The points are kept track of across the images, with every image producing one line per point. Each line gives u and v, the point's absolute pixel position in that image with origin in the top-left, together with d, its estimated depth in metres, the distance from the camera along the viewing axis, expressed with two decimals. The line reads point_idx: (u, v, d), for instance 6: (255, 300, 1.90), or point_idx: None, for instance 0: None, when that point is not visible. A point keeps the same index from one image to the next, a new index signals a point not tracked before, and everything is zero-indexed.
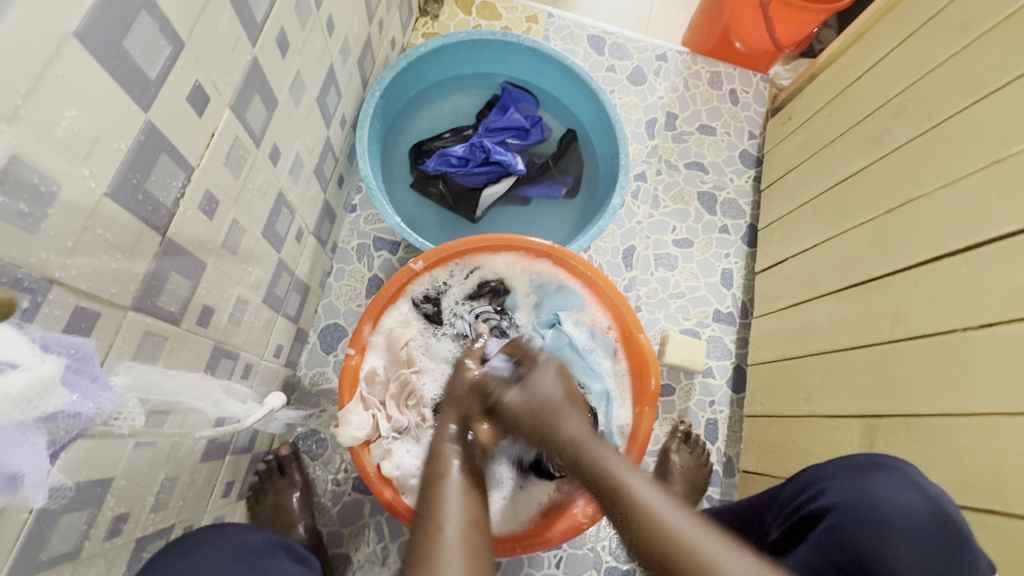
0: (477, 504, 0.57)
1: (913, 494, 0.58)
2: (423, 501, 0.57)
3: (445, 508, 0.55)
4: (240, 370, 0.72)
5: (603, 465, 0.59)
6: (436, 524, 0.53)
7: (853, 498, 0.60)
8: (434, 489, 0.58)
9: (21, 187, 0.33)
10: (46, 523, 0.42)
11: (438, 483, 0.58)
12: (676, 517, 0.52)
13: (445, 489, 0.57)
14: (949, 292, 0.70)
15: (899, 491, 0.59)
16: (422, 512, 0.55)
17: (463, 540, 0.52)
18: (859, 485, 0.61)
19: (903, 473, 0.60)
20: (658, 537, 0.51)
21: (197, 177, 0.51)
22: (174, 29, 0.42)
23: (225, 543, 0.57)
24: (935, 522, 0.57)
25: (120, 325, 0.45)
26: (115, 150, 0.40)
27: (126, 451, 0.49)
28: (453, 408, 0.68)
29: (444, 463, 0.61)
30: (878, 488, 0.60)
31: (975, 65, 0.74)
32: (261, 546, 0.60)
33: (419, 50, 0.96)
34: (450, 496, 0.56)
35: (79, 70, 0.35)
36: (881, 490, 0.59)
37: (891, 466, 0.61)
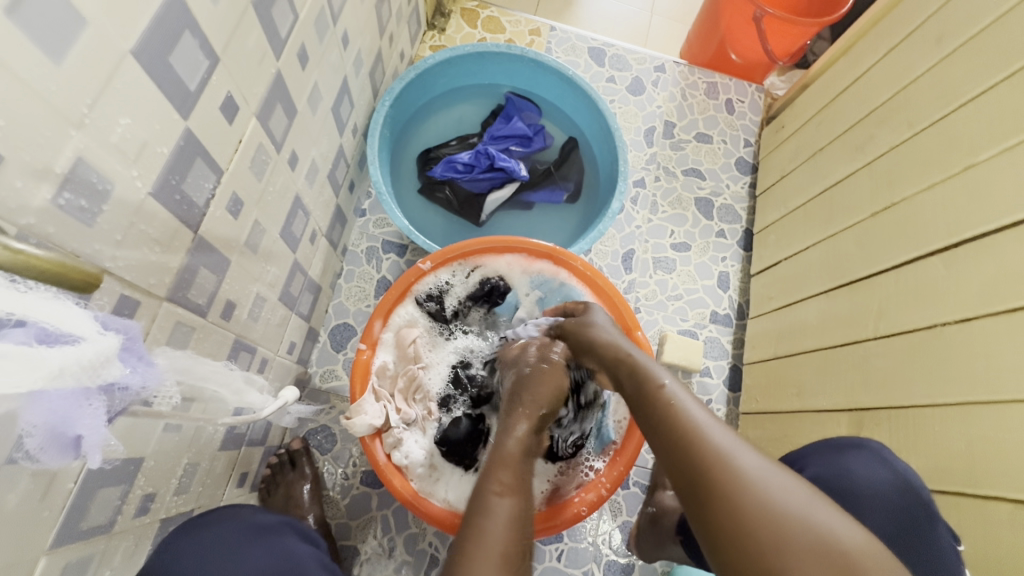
0: (528, 520, 0.53)
1: (881, 468, 0.64)
2: (471, 510, 0.52)
3: (493, 531, 0.50)
4: (256, 363, 0.76)
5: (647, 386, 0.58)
6: (486, 536, 0.49)
7: (829, 473, 0.64)
8: (488, 497, 0.53)
9: (82, 186, 0.38)
10: (87, 493, 0.46)
11: (492, 495, 0.53)
12: (716, 429, 0.50)
13: (498, 501, 0.53)
14: (929, 290, 0.73)
15: (870, 467, 0.64)
16: (471, 519, 0.52)
17: (509, 561, 0.48)
18: (832, 461, 0.65)
19: (871, 450, 0.66)
20: (700, 452, 0.48)
21: (225, 179, 0.56)
22: (211, 45, 0.47)
23: (237, 520, 0.61)
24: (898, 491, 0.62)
25: (156, 314, 0.49)
26: (158, 154, 0.45)
27: (157, 433, 0.53)
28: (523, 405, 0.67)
29: (499, 470, 0.56)
30: (852, 464, 0.64)
31: (952, 76, 0.78)
32: (271, 524, 0.64)
33: (427, 62, 1.01)
34: (500, 517, 0.51)
35: (132, 82, 0.40)
36: (856, 466, 0.64)
37: (863, 445, 0.67)
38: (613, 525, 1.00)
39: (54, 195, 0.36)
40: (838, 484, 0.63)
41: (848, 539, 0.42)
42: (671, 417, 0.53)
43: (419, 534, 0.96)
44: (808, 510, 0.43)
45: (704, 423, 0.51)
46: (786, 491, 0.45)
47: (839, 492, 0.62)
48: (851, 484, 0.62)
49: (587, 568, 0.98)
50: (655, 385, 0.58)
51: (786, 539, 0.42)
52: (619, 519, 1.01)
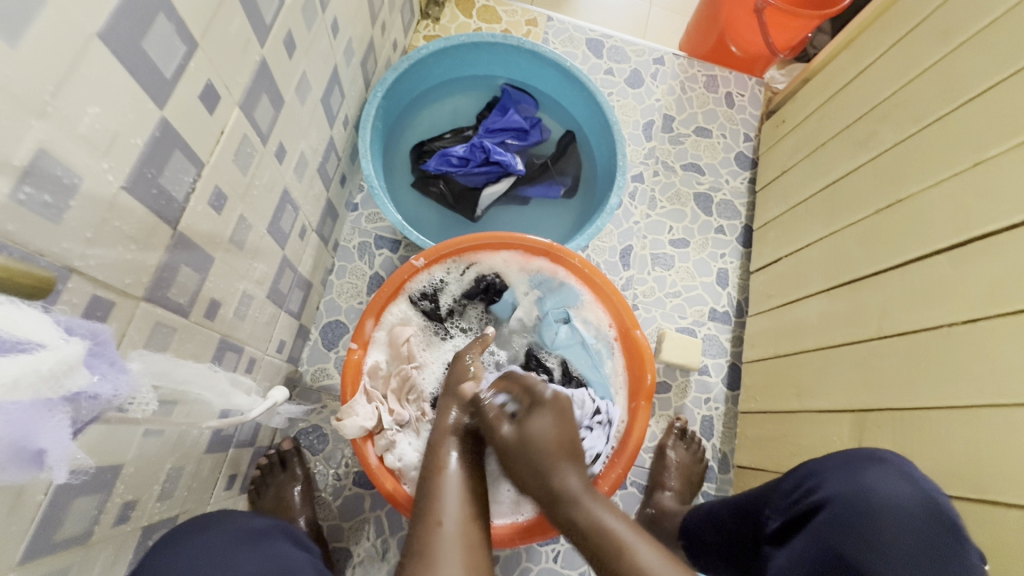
0: (473, 493, 0.59)
1: (904, 485, 0.60)
2: (422, 492, 0.59)
3: (442, 505, 0.57)
4: (244, 364, 0.74)
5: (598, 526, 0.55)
6: (433, 513, 0.56)
7: (847, 489, 0.61)
8: (433, 478, 0.60)
9: (46, 179, 0.35)
10: (61, 504, 0.43)
11: (437, 475, 0.61)
12: (642, 552, 0.51)
13: (444, 480, 0.60)
14: (933, 290, 0.71)
15: (891, 482, 0.60)
16: (421, 502, 0.58)
17: (459, 533, 0.54)
18: (852, 477, 0.62)
19: (894, 466, 0.62)
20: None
21: (207, 172, 0.53)
22: (189, 29, 0.44)
23: (229, 526, 0.59)
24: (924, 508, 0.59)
25: (132, 315, 0.46)
26: (132, 146, 0.42)
27: (136, 439, 0.51)
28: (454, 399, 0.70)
29: (443, 454, 0.63)
30: (872, 481, 0.61)
31: (959, 70, 0.76)
32: (262, 528, 0.62)
33: (421, 53, 0.98)
34: (447, 496, 0.58)
35: (101, 68, 0.37)
36: (876, 483, 0.61)
37: (884, 458, 0.63)
38: None
39: (13, 189, 0.33)
40: (859, 501, 0.60)
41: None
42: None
43: None
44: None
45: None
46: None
47: (859, 511, 0.59)
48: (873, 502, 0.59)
49: (584, 570, 0.96)
50: (603, 529, 0.54)
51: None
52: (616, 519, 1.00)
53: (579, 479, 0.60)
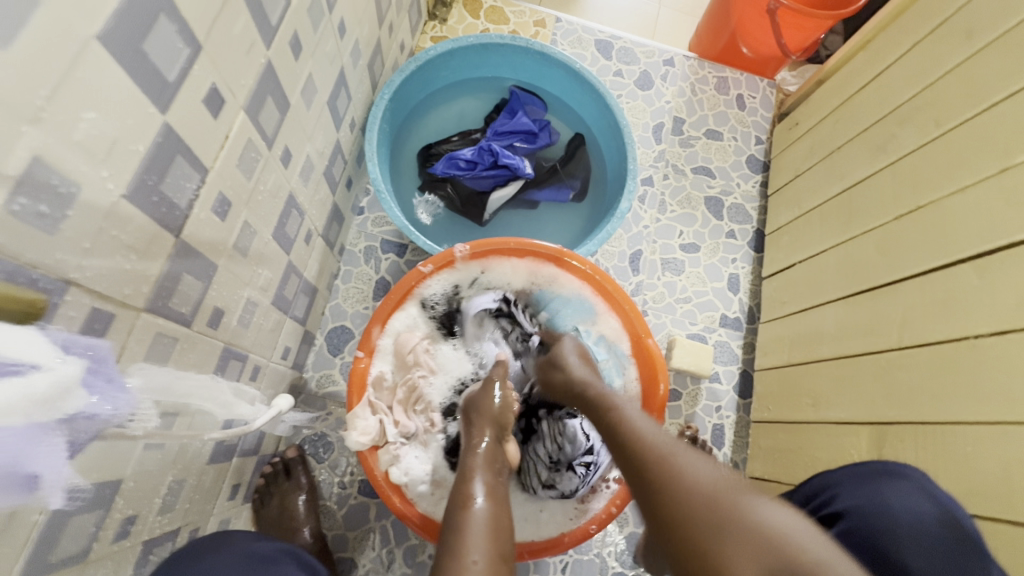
0: (502, 524, 0.55)
1: (921, 499, 0.58)
2: (448, 526, 0.54)
3: (470, 536, 0.52)
4: (248, 372, 0.72)
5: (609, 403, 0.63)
6: (463, 547, 0.50)
7: (863, 503, 0.60)
8: (460, 512, 0.56)
9: (41, 188, 0.34)
10: (56, 524, 0.42)
11: (463, 509, 0.56)
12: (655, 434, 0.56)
13: (471, 514, 0.55)
14: (959, 298, 0.69)
15: (907, 498, 0.58)
16: (448, 532, 0.53)
17: (490, 567, 0.49)
18: (869, 492, 0.60)
19: (913, 481, 0.60)
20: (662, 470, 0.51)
21: (211, 178, 0.51)
22: (192, 31, 0.43)
23: (233, 550, 0.58)
24: (943, 527, 0.56)
25: (133, 326, 0.45)
26: (132, 152, 0.40)
27: (136, 453, 0.49)
28: (486, 420, 0.71)
29: (470, 486, 0.59)
30: (889, 496, 0.59)
31: (984, 71, 0.74)
32: (271, 554, 0.60)
33: (428, 54, 0.96)
34: (476, 527, 0.53)
35: (98, 73, 0.35)
36: (893, 498, 0.59)
37: (904, 473, 0.61)
38: (620, 536, 0.97)
39: (6, 200, 0.31)
40: (877, 518, 0.58)
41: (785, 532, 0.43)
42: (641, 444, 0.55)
43: (418, 546, 0.92)
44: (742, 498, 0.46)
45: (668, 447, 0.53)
46: (707, 476, 0.49)
47: (879, 528, 0.57)
48: (891, 520, 0.57)
49: None
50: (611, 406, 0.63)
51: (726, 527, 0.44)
52: (626, 530, 0.98)
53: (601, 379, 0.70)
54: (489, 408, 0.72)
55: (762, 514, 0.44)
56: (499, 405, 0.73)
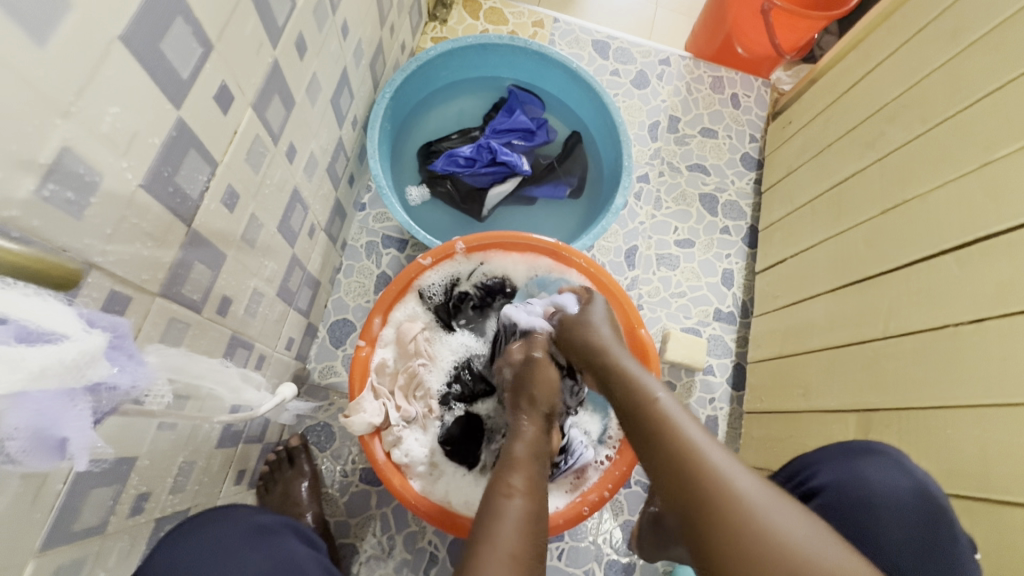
0: (540, 522, 0.56)
1: (897, 474, 0.60)
2: (483, 512, 0.56)
3: (504, 528, 0.53)
4: (254, 360, 0.75)
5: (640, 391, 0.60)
6: (496, 538, 0.52)
7: (843, 477, 0.62)
8: (500, 500, 0.57)
9: (69, 177, 0.36)
10: (79, 494, 0.44)
11: (503, 497, 0.57)
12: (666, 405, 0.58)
13: (508, 505, 0.56)
14: (941, 289, 0.71)
15: (885, 472, 0.61)
16: (483, 520, 0.55)
17: (523, 560, 0.51)
18: (846, 467, 0.63)
19: (888, 456, 0.63)
20: (701, 471, 0.50)
21: (221, 172, 0.54)
22: (206, 32, 0.45)
23: (238, 521, 0.60)
24: (917, 498, 0.59)
25: (149, 310, 0.47)
26: (150, 145, 0.43)
27: (150, 432, 0.52)
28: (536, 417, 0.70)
29: (512, 475, 0.60)
30: (867, 471, 0.61)
31: (967, 69, 0.77)
32: (272, 525, 0.63)
33: (429, 54, 0.99)
34: (511, 518, 0.54)
35: (122, 71, 0.38)
36: (870, 473, 0.61)
37: (879, 449, 0.63)
38: (615, 524, 1.00)
39: (38, 186, 0.34)
40: (855, 492, 0.60)
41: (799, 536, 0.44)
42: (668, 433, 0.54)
43: (418, 532, 0.95)
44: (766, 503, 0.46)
45: (695, 439, 0.53)
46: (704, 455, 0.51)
47: (858, 501, 0.59)
48: (869, 492, 0.60)
49: (588, 568, 0.97)
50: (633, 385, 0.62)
51: (741, 533, 0.45)
52: (621, 518, 1.00)
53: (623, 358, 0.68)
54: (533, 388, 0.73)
55: (777, 519, 0.45)
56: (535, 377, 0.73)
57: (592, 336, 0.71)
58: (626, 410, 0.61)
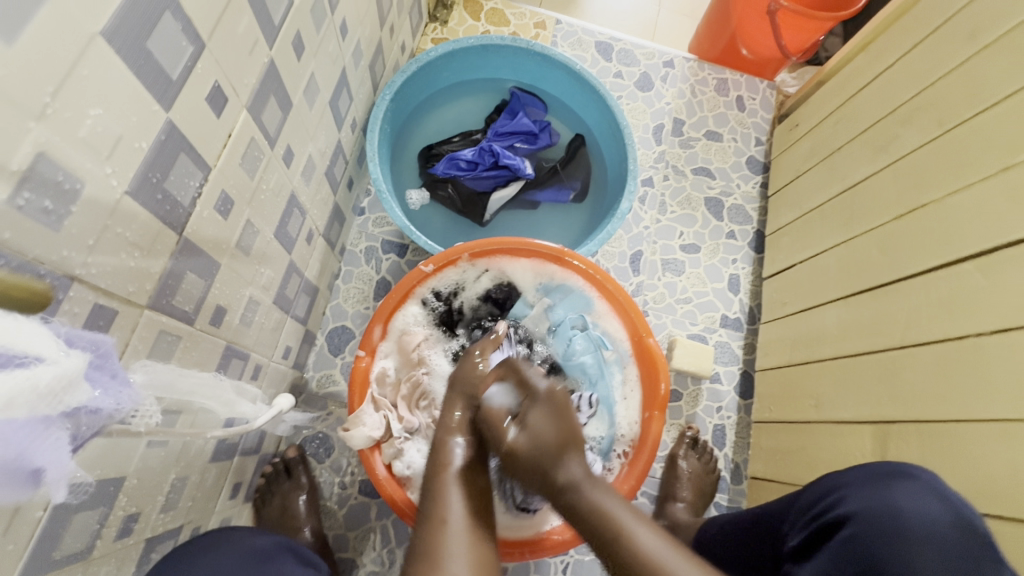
0: (480, 488, 0.57)
1: (935, 504, 0.56)
2: (427, 495, 0.56)
3: (449, 506, 0.54)
4: (249, 371, 0.72)
5: (603, 511, 0.53)
6: (442, 516, 0.53)
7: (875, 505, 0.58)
8: (438, 478, 0.57)
9: (46, 184, 0.34)
10: (60, 521, 0.42)
11: (440, 474, 0.58)
12: (670, 562, 0.48)
13: (449, 482, 0.56)
14: (958, 298, 0.69)
15: (921, 500, 0.56)
16: (426, 502, 0.55)
17: (467, 533, 0.51)
18: (881, 494, 0.58)
19: (920, 482, 0.58)
20: None
21: (213, 177, 0.51)
22: (196, 30, 0.43)
23: (230, 551, 0.57)
24: (957, 530, 0.54)
25: (136, 323, 0.45)
26: (136, 149, 0.40)
27: (138, 451, 0.49)
28: (460, 394, 0.69)
29: (446, 454, 0.60)
30: (899, 499, 0.57)
31: (985, 71, 0.74)
32: (268, 549, 0.60)
33: (429, 55, 0.96)
34: (453, 495, 0.55)
35: (104, 70, 0.35)
36: (903, 501, 0.57)
37: (914, 473, 0.59)
38: None
39: (11, 195, 0.32)
40: (891, 524, 0.56)
41: None
42: (640, 570, 0.49)
43: None
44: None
45: (674, 574, 0.48)
46: None
47: (888, 531, 0.56)
48: (904, 524, 0.55)
49: None
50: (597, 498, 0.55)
51: None
52: None
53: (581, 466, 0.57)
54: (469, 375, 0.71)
55: None
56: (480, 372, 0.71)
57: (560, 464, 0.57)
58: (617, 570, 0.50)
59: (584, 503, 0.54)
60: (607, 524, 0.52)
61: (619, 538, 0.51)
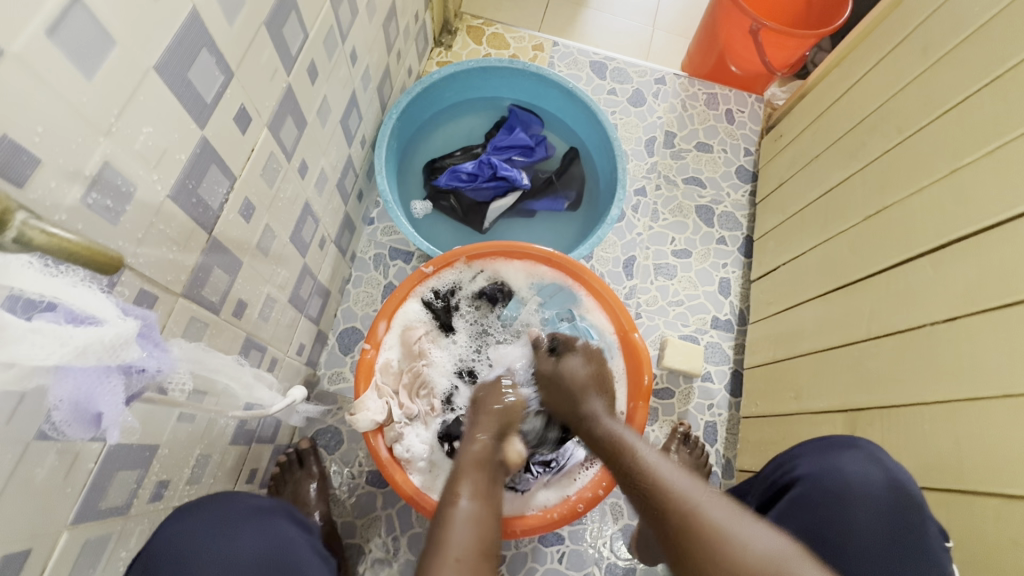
0: (491, 520, 0.60)
1: (872, 468, 0.64)
2: (436, 521, 0.59)
3: (453, 536, 0.56)
4: (266, 362, 0.80)
5: (616, 436, 0.68)
6: (448, 544, 0.55)
7: (821, 471, 0.65)
8: (447, 507, 0.60)
9: (108, 188, 0.42)
10: (106, 474, 0.49)
11: (450, 504, 0.61)
12: (665, 467, 0.62)
13: (457, 511, 0.59)
14: (916, 291, 0.74)
15: (864, 466, 0.64)
16: (435, 528, 0.58)
17: (470, 565, 0.54)
18: (826, 460, 0.66)
19: (865, 451, 0.66)
20: (670, 497, 0.58)
21: (238, 186, 0.60)
22: (226, 62, 0.51)
23: (236, 505, 0.62)
24: (890, 491, 0.62)
25: (172, 308, 0.52)
26: (177, 160, 0.49)
27: (171, 422, 0.57)
28: (484, 423, 0.72)
29: (458, 485, 0.63)
30: (844, 463, 0.65)
31: (938, 83, 0.80)
32: (266, 507, 0.65)
33: (432, 77, 1.05)
34: (458, 525, 0.58)
35: (154, 95, 0.44)
36: (848, 465, 0.64)
37: (858, 444, 0.66)
38: (615, 528, 1.02)
39: (83, 195, 0.40)
40: (832, 483, 0.64)
41: (761, 547, 0.51)
42: (639, 472, 0.63)
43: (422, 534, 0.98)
44: (759, 545, 0.51)
45: (667, 475, 0.60)
46: (710, 511, 0.55)
47: (830, 492, 0.63)
48: (841, 483, 0.63)
49: (588, 571, 0.99)
50: (625, 446, 0.66)
51: (716, 550, 0.52)
52: (621, 522, 1.02)
53: (601, 405, 0.74)
54: (491, 403, 0.76)
55: (750, 538, 0.52)
56: (501, 408, 0.75)
57: (589, 405, 0.74)
58: (626, 483, 0.63)
59: (601, 431, 0.70)
60: (614, 442, 0.68)
61: (624, 451, 0.66)
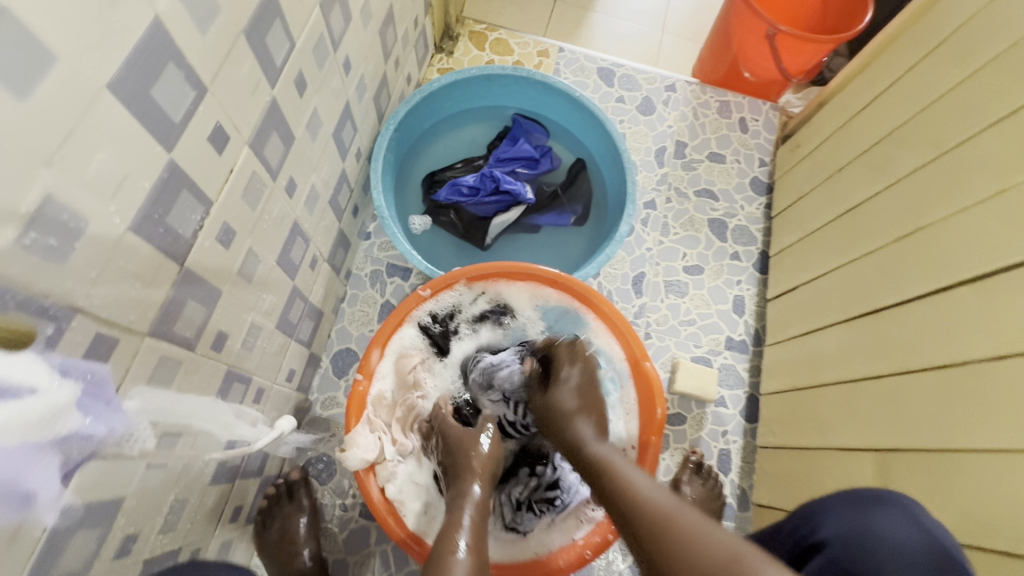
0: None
1: (908, 525, 0.58)
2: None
3: None
4: (252, 394, 0.74)
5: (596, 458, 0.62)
6: None
7: (850, 531, 0.60)
8: (445, 558, 0.52)
9: (52, 224, 0.36)
10: (59, 541, 0.43)
11: (450, 554, 0.53)
12: (639, 479, 0.57)
13: (457, 563, 0.51)
14: (957, 323, 0.68)
15: (897, 523, 0.59)
16: None
17: None
18: (856, 517, 0.61)
19: (899, 507, 0.61)
20: (644, 514, 0.52)
21: (215, 211, 0.54)
22: (198, 76, 0.46)
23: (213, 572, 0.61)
24: (929, 554, 0.56)
25: (137, 350, 0.47)
26: (139, 188, 0.43)
27: (138, 473, 0.51)
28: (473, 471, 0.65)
29: (454, 537, 0.55)
30: (875, 520, 0.60)
31: (979, 94, 0.74)
32: None
33: (432, 86, 1.00)
34: None
35: (108, 118, 0.38)
36: (880, 523, 0.59)
37: (886, 498, 0.62)
38: (624, 566, 0.95)
39: (19, 234, 0.34)
40: (864, 544, 0.58)
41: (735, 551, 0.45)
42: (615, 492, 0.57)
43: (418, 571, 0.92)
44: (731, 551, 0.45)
45: (641, 489, 0.55)
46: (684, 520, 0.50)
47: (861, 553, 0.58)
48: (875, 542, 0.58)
49: None
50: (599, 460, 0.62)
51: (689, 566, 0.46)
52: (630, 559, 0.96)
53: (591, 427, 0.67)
54: (479, 454, 0.68)
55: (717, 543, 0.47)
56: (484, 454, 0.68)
57: (573, 429, 0.67)
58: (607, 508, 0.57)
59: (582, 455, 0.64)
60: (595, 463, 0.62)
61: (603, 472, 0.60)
